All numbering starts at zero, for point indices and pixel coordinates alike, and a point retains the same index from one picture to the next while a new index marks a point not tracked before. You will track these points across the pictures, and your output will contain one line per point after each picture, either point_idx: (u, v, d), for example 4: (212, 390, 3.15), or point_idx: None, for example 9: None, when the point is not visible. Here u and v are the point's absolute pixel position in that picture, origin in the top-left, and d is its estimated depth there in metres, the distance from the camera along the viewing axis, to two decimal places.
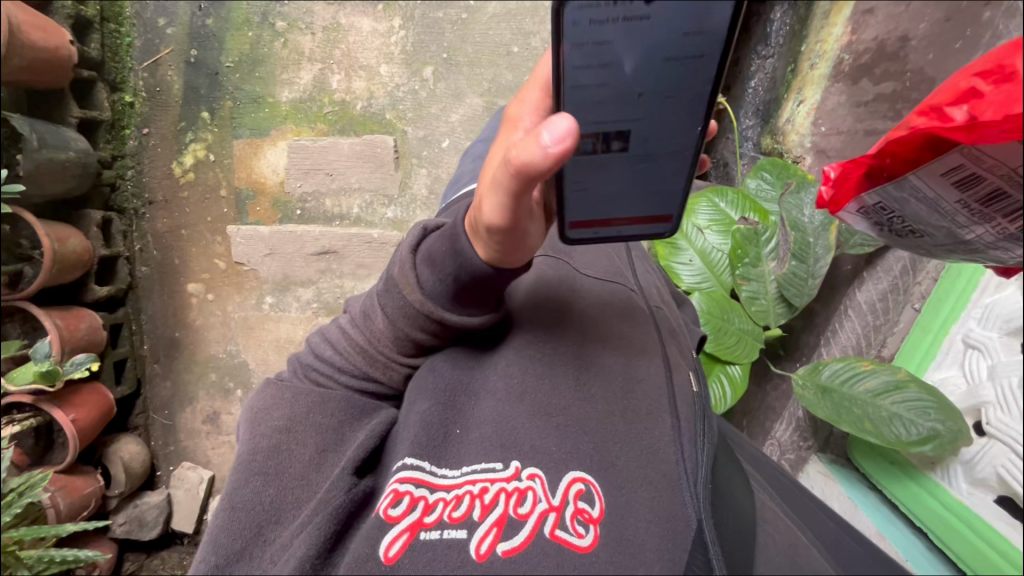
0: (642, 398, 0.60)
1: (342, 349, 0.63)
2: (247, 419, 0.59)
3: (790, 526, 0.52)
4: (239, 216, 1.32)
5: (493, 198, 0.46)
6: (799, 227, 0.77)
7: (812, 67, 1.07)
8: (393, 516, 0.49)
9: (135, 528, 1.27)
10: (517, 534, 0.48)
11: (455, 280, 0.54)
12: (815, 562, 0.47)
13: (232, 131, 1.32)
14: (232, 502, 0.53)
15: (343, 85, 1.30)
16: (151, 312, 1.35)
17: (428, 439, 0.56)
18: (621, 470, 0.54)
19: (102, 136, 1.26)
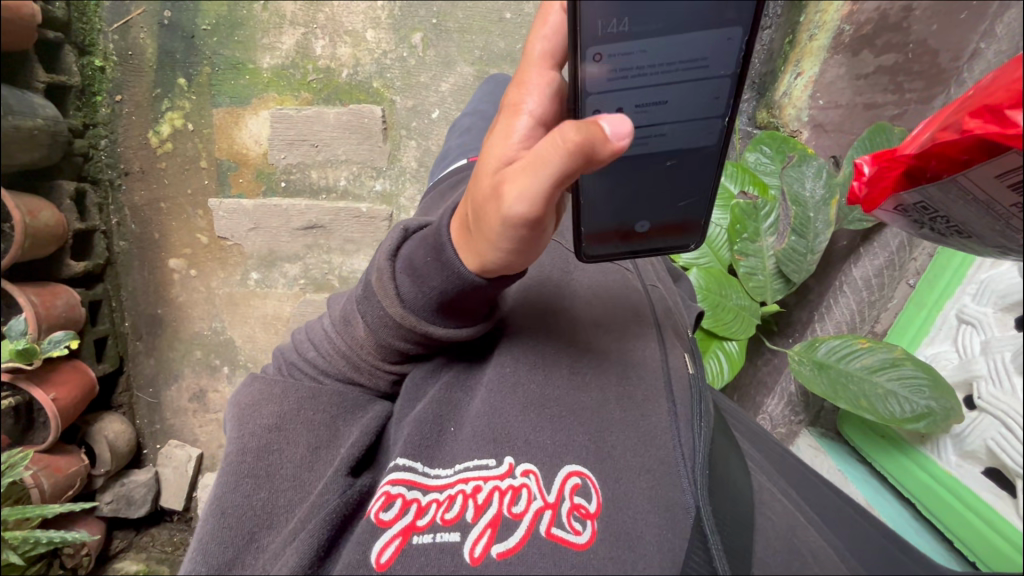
0: (638, 389, 0.60)
1: (325, 353, 0.64)
2: (235, 415, 0.61)
3: (789, 510, 0.50)
4: (221, 188, 1.27)
5: (524, 186, 0.42)
6: (800, 202, 0.76)
7: (811, 38, 1.03)
8: (384, 520, 0.49)
9: (122, 506, 1.26)
10: (512, 534, 0.48)
11: (436, 291, 0.54)
12: (815, 547, 0.47)
13: (211, 99, 1.26)
14: (222, 506, 0.54)
15: (328, 51, 1.25)
16: (131, 288, 1.31)
17: (422, 438, 0.57)
18: (617, 461, 0.54)
19: (72, 103, 1.19)
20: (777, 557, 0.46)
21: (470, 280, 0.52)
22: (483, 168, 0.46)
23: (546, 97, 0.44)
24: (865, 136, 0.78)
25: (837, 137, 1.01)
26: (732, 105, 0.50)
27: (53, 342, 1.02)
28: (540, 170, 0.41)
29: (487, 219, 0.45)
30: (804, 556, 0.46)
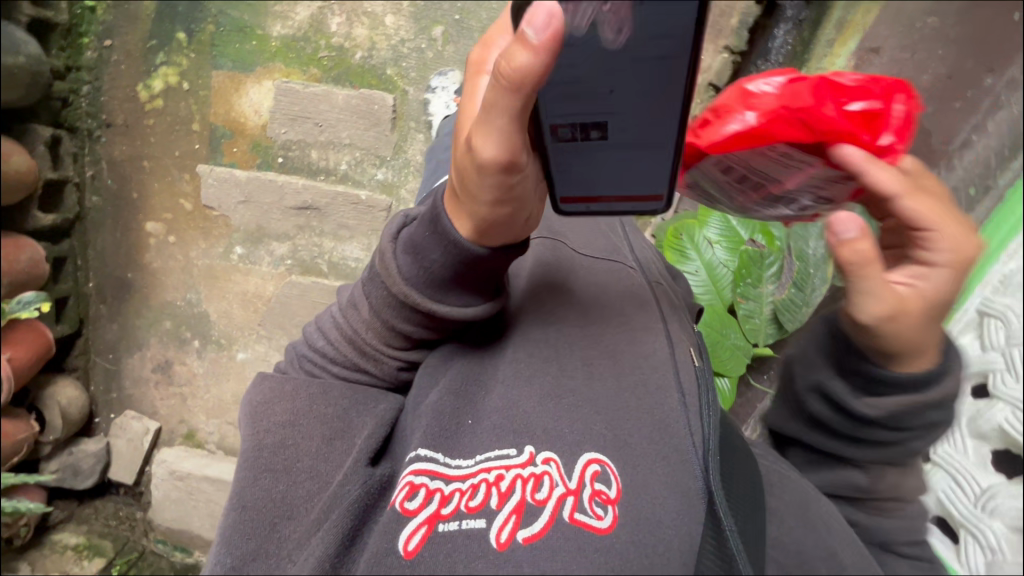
0: (652, 377, 0.62)
1: (332, 342, 0.68)
2: (247, 413, 0.64)
3: (800, 487, 0.58)
4: (212, 154, 1.21)
5: (487, 129, 0.45)
6: (804, 258, 0.86)
7: None
8: (410, 509, 0.53)
9: (68, 476, 1.21)
10: (536, 520, 0.51)
11: (435, 264, 0.57)
12: (826, 514, 0.55)
13: (211, 60, 1.19)
14: (242, 501, 0.57)
15: (343, 29, 1.21)
16: (100, 247, 1.23)
17: (440, 429, 0.60)
18: (634, 448, 0.56)
19: (55, 41, 1.10)
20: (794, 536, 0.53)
21: (467, 247, 0.55)
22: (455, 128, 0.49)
23: None
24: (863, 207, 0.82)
25: None
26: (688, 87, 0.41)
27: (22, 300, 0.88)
28: (494, 109, 0.43)
29: (471, 175, 0.49)
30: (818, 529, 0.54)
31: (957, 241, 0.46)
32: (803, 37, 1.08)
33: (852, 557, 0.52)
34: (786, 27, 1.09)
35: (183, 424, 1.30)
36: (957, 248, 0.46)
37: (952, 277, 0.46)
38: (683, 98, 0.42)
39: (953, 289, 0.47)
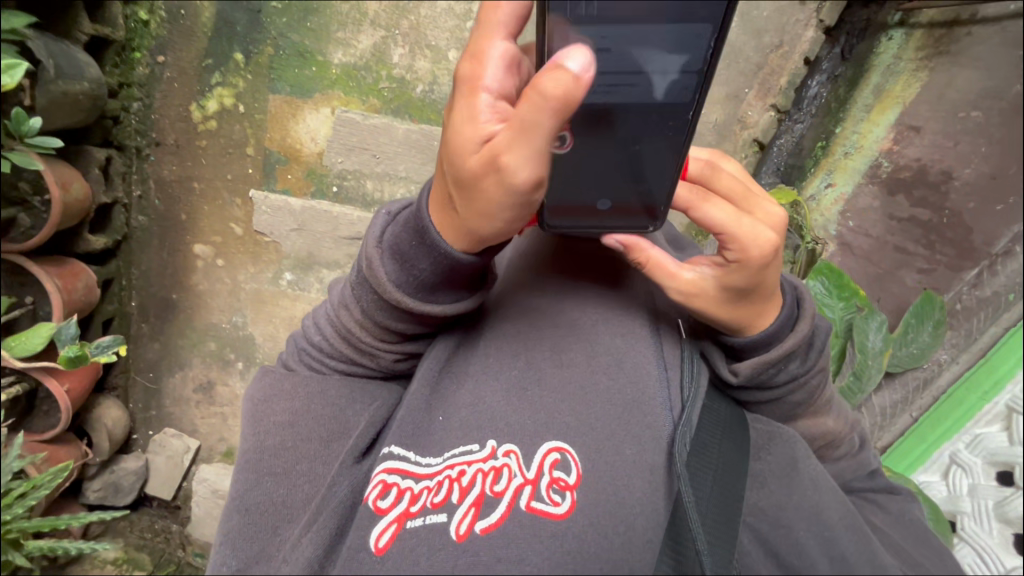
0: (628, 354, 0.62)
1: (329, 338, 0.69)
2: (251, 409, 0.68)
3: (790, 441, 0.58)
4: (265, 180, 1.20)
5: (521, 154, 0.43)
6: (864, 350, 0.90)
7: (846, 155, 1.18)
8: (382, 508, 0.55)
9: (109, 494, 1.21)
10: (495, 509, 0.52)
11: (424, 273, 0.57)
12: (815, 474, 0.55)
13: (268, 83, 1.16)
14: (245, 504, 0.61)
15: (405, 61, 1.19)
16: (144, 267, 1.21)
17: (411, 428, 0.61)
18: (599, 432, 0.56)
19: (110, 58, 1.07)
20: (772, 500, 0.54)
21: (457, 253, 0.55)
22: (461, 152, 0.45)
23: (505, 64, 0.42)
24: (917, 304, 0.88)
25: (863, 262, 1.16)
26: (695, 101, 0.53)
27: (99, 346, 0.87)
28: (554, 146, 0.44)
29: (498, 202, 0.47)
30: (801, 492, 0.54)
31: (743, 240, 0.54)
32: (838, 93, 1.18)
33: (840, 514, 0.53)
34: (820, 79, 1.19)
35: (223, 443, 1.30)
36: (743, 248, 0.54)
37: (745, 272, 0.55)
38: (691, 111, 0.53)
39: (755, 277, 0.56)
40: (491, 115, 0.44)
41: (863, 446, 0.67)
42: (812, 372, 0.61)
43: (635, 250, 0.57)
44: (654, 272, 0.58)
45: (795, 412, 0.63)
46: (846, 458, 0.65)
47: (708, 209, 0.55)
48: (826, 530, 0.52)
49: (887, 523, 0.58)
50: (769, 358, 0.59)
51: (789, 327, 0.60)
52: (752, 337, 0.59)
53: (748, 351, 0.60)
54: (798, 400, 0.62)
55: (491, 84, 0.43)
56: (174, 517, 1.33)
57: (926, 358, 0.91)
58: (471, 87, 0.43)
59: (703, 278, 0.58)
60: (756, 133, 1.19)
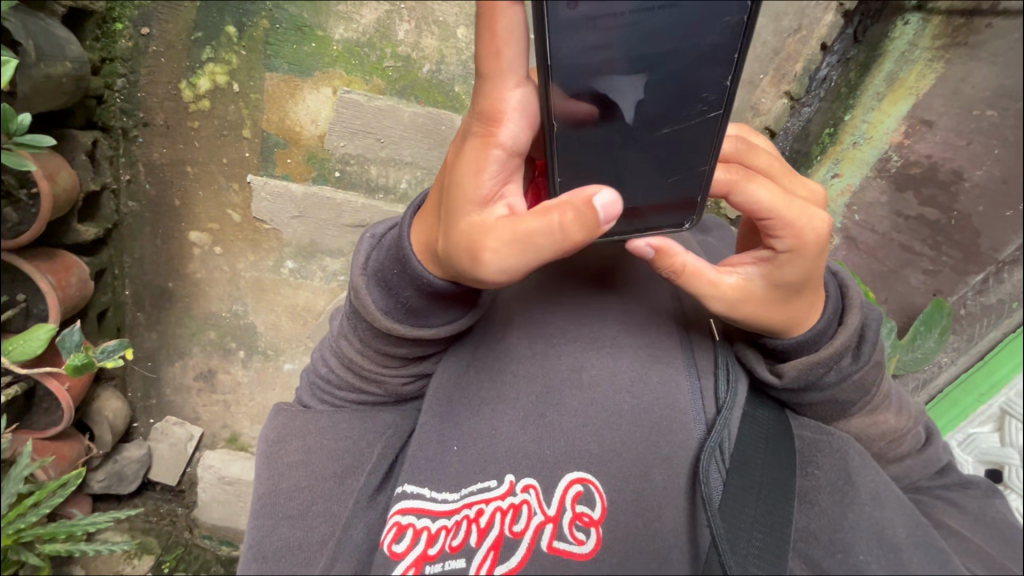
0: (653, 369, 0.59)
1: (335, 368, 0.65)
2: (264, 449, 0.64)
3: (842, 450, 0.52)
4: (263, 164, 1.13)
5: (504, 254, 0.45)
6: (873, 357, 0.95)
7: (855, 144, 1.18)
8: (397, 552, 0.55)
9: (114, 483, 1.18)
10: (514, 554, 0.53)
11: (410, 300, 0.56)
12: (875, 486, 0.50)
13: (264, 59, 1.08)
14: (262, 552, 0.58)
15: (411, 38, 1.12)
16: (138, 254, 1.15)
17: (426, 462, 0.59)
18: (622, 458, 0.54)
19: (90, 31, 1.00)
20: (821, 521, 0.50)
21: (442, 284, 0.54)
22: (458, 209, 0.47)
23: (516, 122, 0.44)
24: (927, 311, 0.94)
25: (868, 258, 1.17)
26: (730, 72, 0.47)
27: (105, 351, 0.87)
28: (530, 249, 0.45)
29: (458, 261, 0.48)
30: (856, 506, 0.49)
31: (795, 224, 0.49)
32: (849, 77, 1.17)
33: (906, 529, 0.48)
34: (830, 64, 1.18)
35: (225, 431, 1.25)
36: (797, 234, 0.49)
37: (802, 262, 0.50)
38: (729, 77, 0.47)
39: (810, 268, 0.50)
40: (490, 170, 0.45)
41: (927, 441, 0.58)
42: (866, 370, 0.54)
43: (669, 254, 0.50)
44: (696, 275, 0.50)
45: (846, 411, 0.55)
46: (910, 455, 0.56)
47: (754, 188, 0.49)
48: (890, 551, 0.47)
49: (967, 525, 0.52)
50: (818, 358, 0.53)
51: (837, 321, 0.54)
52: (802, 335, 0.53)
53: (794, 351, 0.54)
54: (850, 400, 0.55)
55: (510, 142, 0.45)
56: (180, 499, 1.28)
57: (929, 362, 0.96)
58: (489, 142, 0.45)
59: (750, 277, 0.51)
60: (767, 120, 1.21)
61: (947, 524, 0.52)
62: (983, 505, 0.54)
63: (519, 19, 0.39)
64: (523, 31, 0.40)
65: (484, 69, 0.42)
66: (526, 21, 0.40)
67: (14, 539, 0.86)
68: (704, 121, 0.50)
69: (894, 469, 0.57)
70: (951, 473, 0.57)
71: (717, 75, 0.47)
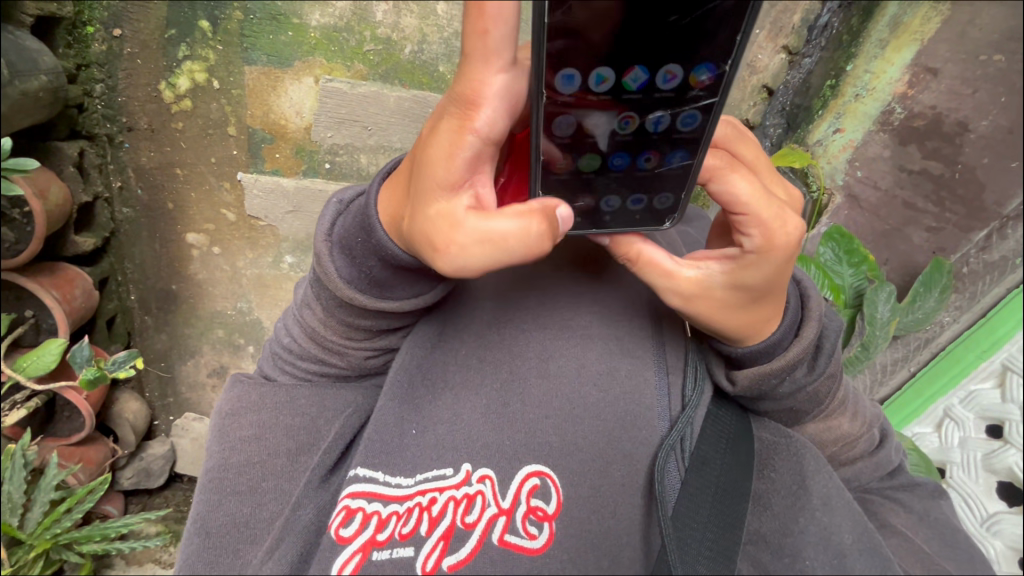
0: (623, 362, 0.60)
1: (296, 338, 0.64)
2: (220, 418, 0.62)
3: (797, 454, 0.55)
4: (252, 161, 1.12)
5: (473, 254, 0.43)
6: (874, 322, 0.95)
7: (857, 97, 1.13)
8: (344, 536, 0.52)
9: (143, 478, 1.19)
10: (464, 546, 0.52)
11: (375, 270, 0.55)
12: (826, 491, 0.53)
13: (241, 53, 1.06)
14: (207, 528, 0.55)
15: (390, 18, 1.08)
16: (139, 260, 1.16)
17: (382, 445, 0.57)
18: (583, 452, 0.55)
19: (62, 38, 0.96)
20: (772, 524, 0.53)
21: (405, 258, 0.53)
22: (428, 197, 0.44)
23: (500, 110, 0.40)
24: (926, 271, 0.94)
25: (870, 216, 1.15)
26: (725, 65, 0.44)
27: (116, 362, 0.92)
28: (500, 249, 0.43)
29: (424, 247, 0.46)
30: (807, 509, 0.52)
31: (768, 223, 0.50)
32: (850, 23, 1.08)
33: (853, 536, 0.51)
34: (832, 7, 1.09)
35: None
36: (766, 234, 0.50)
37: (762, 265, 0.50)
38: (726, 65, 0.44)
39: (768, 275, 0.51)
40: (466, 158, 0.42)
41: (881, 443, 0.62)
42: (819, 381, 0.57)
43: (625, 241, 0.52)
44: (651, 263, 0.52)
45: (801, 419, 0.60)
46: (860, 459, 0.61)
47: (735, 180, 0.49)
48: (836, 555, 0.50)
49: (910, 525, 0.57)
50: (771, 369, 0.55)
51: (792, 334, 0.56)
52: (754, 347, 0.55)
53: (747, 361, 0.57)
54: (805, 409, 0.58)
55: (485, 129, 0.40)
56: None
57: (928, 322, 0.98)
58: (464, 125, 0.40)
59: (705, 274, 0.52)
60: (764, 78, 1.16)
61: (890, 525, 0.57)
62: (927, 506, 0.58)
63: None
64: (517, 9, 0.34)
65: (467, 44, 0.36)
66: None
67: (52, 542, 0.92)
68: (698, 110, 0.47)
69: (845, 473, 0.61)
70: (900, 475, 0.62)
71: (716, 60, 0.44)
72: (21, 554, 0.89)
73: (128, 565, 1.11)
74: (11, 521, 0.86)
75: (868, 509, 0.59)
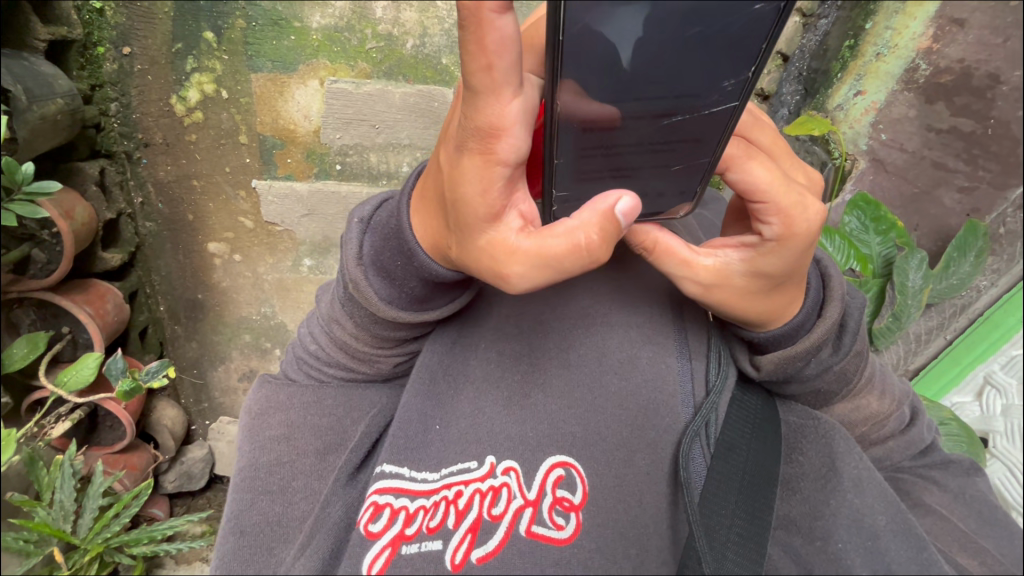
0: (642, 349, 0.59)
1: (324, 346, 0.65)
2: (247, 422, 0.63)
3: (826, 436, 0.54)
4: (265, 167, 1.14)
5: (532, 277, 0.45)
6: (904, 291, 0.92)
7: (878, 56, 1.09)
8: (373, 532, 0.53)
9: (185, 482, 1.23)
10: (491, 537, 0.52)
11: (416, 290, 0.56)
12: (858, 473, 0.51)
13: (246, 61, 1.07)
14: (239, 527, 0.56)
15: (389, 14, 1.08)
16: (166, 272, 1.19)
17: (406, 441, 0.58)
18: (608, 441, 0.55)
19: (74, 61, 0.98)
20: (802, 508, 0.52)
21: (442, 274, 0.54)
22: (473, 230, 0.44)
23: (519, 135, 0.39)
24: (959, 234, 0.91)
25: (898, 180, 1.10)
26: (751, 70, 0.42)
27: (149, 371, 0.95)
28: (556, 267, 0.45)
29: (479, 273, 0.47)
30: (842, 492, 0.51)
31: (787, 209, 0.48)
32: None
33: (886, 517, 0.49)
34: None
35: None
36: (787, 221, 0.48)
37: (782, 253, 0.49)
38: (750, 69, 0.42)
39: (793, 260, 0.50)
40: (502, 186, 0.42)
41: (913, 420, 0.60)
42: (846, 360, 0.56)
43: (643, 231, 0.50)
44: (665, 253, 0.51)
45: (830, 399, 0.59)
46: (892, 437, 0.59)
47: (751, 168, 0.48)
48: (869, 538, 0.48)
49: (944, 503, 0.55)
50: (796, 353, 0.55)
51: (816, 315, 0.56)
52: (778, 330, 0.55)
53: (770, 346, 0.56)
54: (834, 390, 0.58)
55: (512, 157, 0.40)
56: None
57: (964, 288, 0.94)
58: (491, 160, 0.40)
59: (726, 261, 0.51)
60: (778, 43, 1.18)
61: (923, 504, 0.55)
62: (963, 483, 0.57)
63: (507, 28, 0.34)
64: (514, 38, 0.34)
65: (474, 84, 0.36)
66: (518, 27, 0.34)
67: (105, 545, 0.96)
68: (716, 112, 0.45)
69: (876, 451, 0.59)
70: (935, 453, 0.60)
71: (740, 65, 0.42)
72: (79, 558, 0.93)
73: (178, 565, 1.16)
74: (65, 527, 0.90)
75: (901, 488, 0.57)
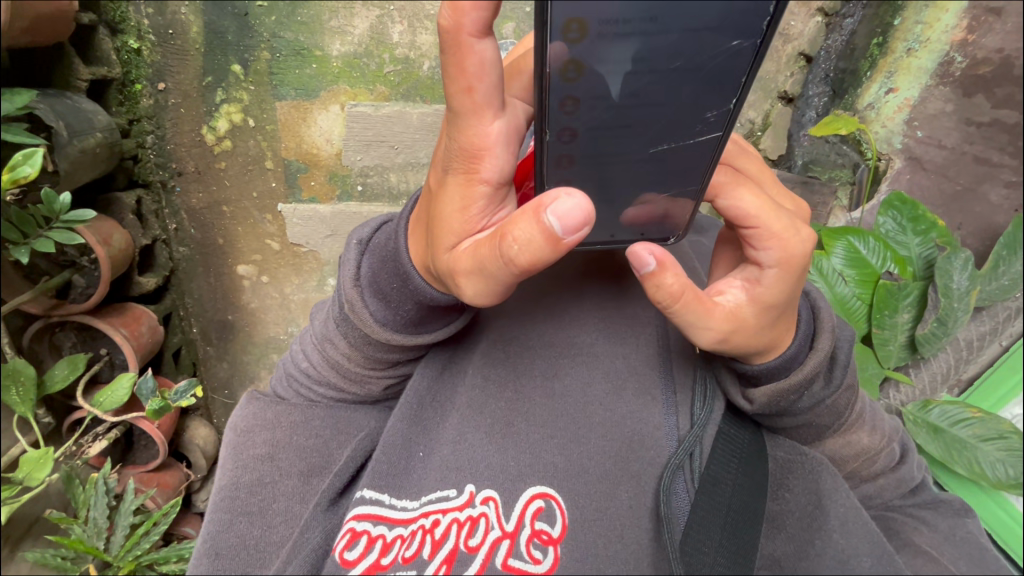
0: (630, 381, 0.60)
1: (316, 364, 0.65)
2: (234, 438, 0.63)
3: (813, 473, 0.53)
4: (290, 191, 1.17)
5: (477, 284, 0.45)
6: (948, 293, 0.86)
7: (909, 51, 1.03)
8: (348, 560, 0.52)
9: None
10: (468, 569, 0.50)
11: (410, 315, 0.56)
12: (844, 512, 0.50)
13: (272, 90, 1.11)
14: (215, 549, 0.56)
15: (407, 38, 1.11)
16: (198, 294, 1.23)
17: (388, 467, 0.57)
18: (590, 474, 0.54)
19: (113, 98, 1.04)
20: (788, 547, 0.51)
21: (428, 295, 0.54)
22: (439, 238, 0.46)
23: (488, 151, 0.41)
24: None
25: None
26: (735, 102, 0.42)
27: (178, 391, 0.98)
28: (492, 276, 0.43)
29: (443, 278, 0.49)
30: (826, 533, 0.49)
31: (780, 235, 0.49)
32: None
33: (871, 559, 0.47)
34: None
35: None
36: (783, 246, 0.49)
37: (785, 279, 0.49)
38: (733, 100, 0.42)
39: (789, 291, 0.50)
40: (469, 201, 0.44)
41: (903, 458, 0.58)
42: (838, 394, 0.55)
43: (669, 267, 0.45)
44: (692, 302, 0.47)
45: (822, 434, 0.57)
46: (882, 475, 0.57)
47: (739, 195, 0.50)
48: None
49: (934, 544, 0.51)
50: (789, 386, 0.53)
51: (807, 346, 0.54)
52: (771, 362, 0.53)
53: (763, 377, 0.54)
54: (826, 424, 0.56)
55: (492, 177, 0.42)
56: None
57: None
58: (471, 178, 0.43)
59: (735, 303, 0.50)
60: (801, 46, 1.24)
61: (912, 545, 0.52)
62: (952, 525, 0.54)
63: (484, 52, 0.37)
64: (493, 64, 0.38)
65: (455, 104, 0.40)
66: (498, 55, 0.38)
67: (136, 563, 0.98)
68: (702, 141, 0.45)
69: (868, 488, 0.57)
70: (925, 492, 0.57)
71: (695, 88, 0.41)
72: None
73: None
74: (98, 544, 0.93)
75: (890, 528, 0.54)
